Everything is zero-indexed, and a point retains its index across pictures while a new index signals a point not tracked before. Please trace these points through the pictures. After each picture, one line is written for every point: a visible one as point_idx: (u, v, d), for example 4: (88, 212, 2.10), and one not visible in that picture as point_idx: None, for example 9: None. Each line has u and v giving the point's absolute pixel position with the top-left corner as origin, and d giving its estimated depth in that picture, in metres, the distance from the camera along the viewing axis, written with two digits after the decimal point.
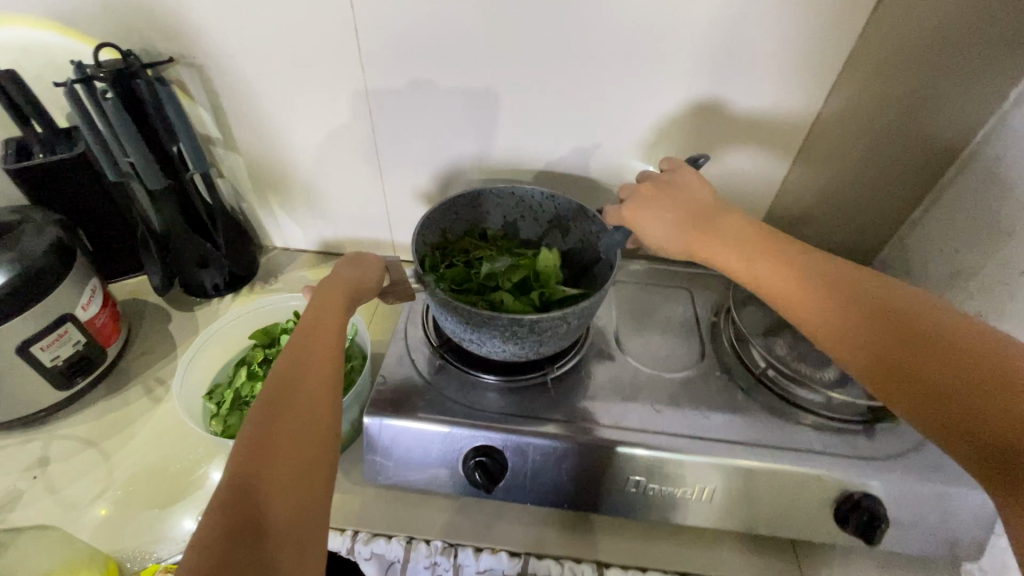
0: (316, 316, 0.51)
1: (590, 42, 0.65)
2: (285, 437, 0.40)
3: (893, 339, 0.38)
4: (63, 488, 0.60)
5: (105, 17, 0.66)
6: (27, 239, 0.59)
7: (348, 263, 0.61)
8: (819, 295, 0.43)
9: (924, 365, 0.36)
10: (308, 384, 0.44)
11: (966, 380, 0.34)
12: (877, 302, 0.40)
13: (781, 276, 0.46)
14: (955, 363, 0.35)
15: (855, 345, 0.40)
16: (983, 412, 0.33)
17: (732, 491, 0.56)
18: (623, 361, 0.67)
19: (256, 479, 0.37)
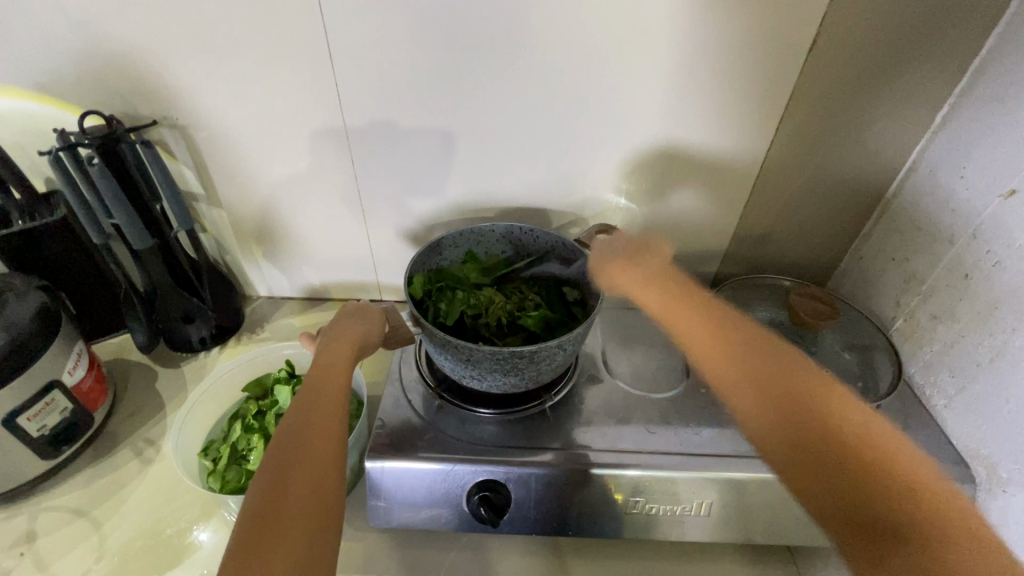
0: (321, 377, 0.52)
1: (550, 87, 0.68)
2: (286, 507, 0.40)
3: (813, 431, 0.44)
4: (52, 562, 0.58)
5: (88, 86, 0.68)
6: (12, 307, 0.59)
7: (349, 313, 0.62)
8: (783, 391, 0.47)
9: (838, 455, 0.43)
10: (302, 470, 0.42)
11: (874, 478, 0.41)
12: (814, 402, 0.46)
13: (729, 358, 0.51)
14: (859, 456, 0.42)
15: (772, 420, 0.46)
16: (881, 490, 0.40)
17: (728, 504, 0.58)
18: (613, 385, 0.69)
19: (258, 549, 0.37)
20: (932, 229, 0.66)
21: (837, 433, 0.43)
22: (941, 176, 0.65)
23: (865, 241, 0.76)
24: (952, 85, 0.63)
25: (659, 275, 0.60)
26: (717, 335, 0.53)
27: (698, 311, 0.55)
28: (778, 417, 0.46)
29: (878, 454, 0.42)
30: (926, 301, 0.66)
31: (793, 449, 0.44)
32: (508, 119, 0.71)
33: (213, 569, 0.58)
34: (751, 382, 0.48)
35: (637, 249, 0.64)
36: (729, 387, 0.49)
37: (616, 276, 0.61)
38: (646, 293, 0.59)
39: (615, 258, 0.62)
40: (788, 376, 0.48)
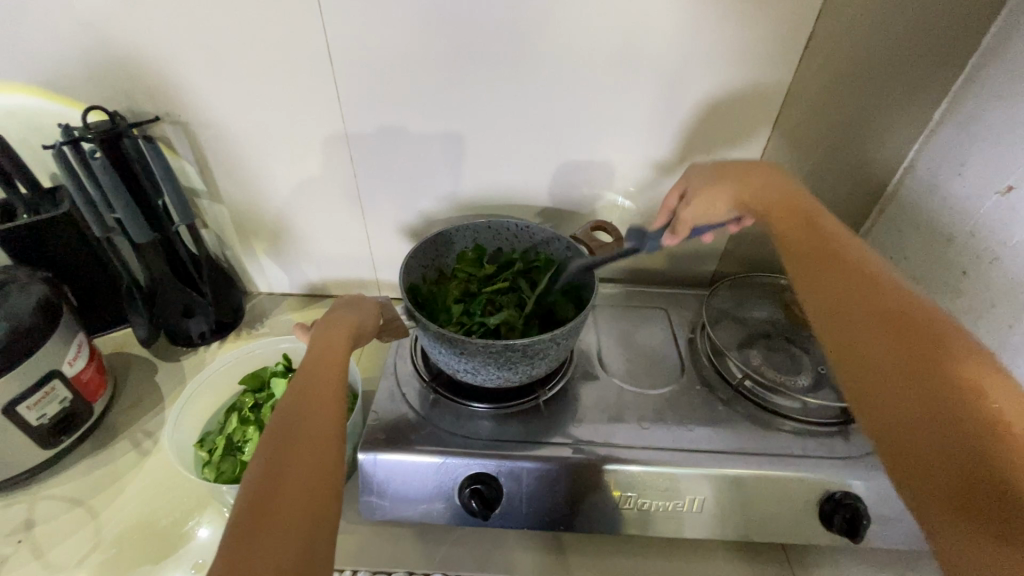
0: (320, 364, 0.53)
1: (546, 84, 0.69)
2: (284, 488, 0.40)
3: (919, 353, 0.37)
4: (48, 550, 0.59)
5: (93, 83, 0.69)
6: (15, 298, 0.60)
7: (344, 305, 0.63)
8: (865, 329, 0.41)
9: (920, 369, 0.37)
10: (304, 443, 0.44)
11: (949, 387, 0.35)
12: (896, 308, 0.41)
13: (828, 297, 0.46)
14: (953, 398, 0.34)
15: (859, 370, 0.40)
16: (981, 437, 0.32)
17: (721, 501, 0.58)
18: (607, 382, 0.69)
19: (262, 512, 0.38)
20: (929, 227, 0.65)
21: (917, 349, 0.38)
22: (937, 173, 0.65)
23: (864, 240, 0.76)
24: (947, 83, 0.63)
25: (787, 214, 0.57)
26: (817, 258, 0.50)
27: (808, 256, 0.51)
28: (862, 343, 0.41)
29: (970, 374, 0.35)
30: (924, 299, 0.66)
31: (880, 374, 0.39)
32: (505, 115, 0.72)
33: (207, 560, 0.58)
34: (837, 298, 0.45)
35: (745, 169, 0.64)
36: (817, 299, 0.47)
37: (729, 196, 0.63)
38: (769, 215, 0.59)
39: (719, 177, 0.65)
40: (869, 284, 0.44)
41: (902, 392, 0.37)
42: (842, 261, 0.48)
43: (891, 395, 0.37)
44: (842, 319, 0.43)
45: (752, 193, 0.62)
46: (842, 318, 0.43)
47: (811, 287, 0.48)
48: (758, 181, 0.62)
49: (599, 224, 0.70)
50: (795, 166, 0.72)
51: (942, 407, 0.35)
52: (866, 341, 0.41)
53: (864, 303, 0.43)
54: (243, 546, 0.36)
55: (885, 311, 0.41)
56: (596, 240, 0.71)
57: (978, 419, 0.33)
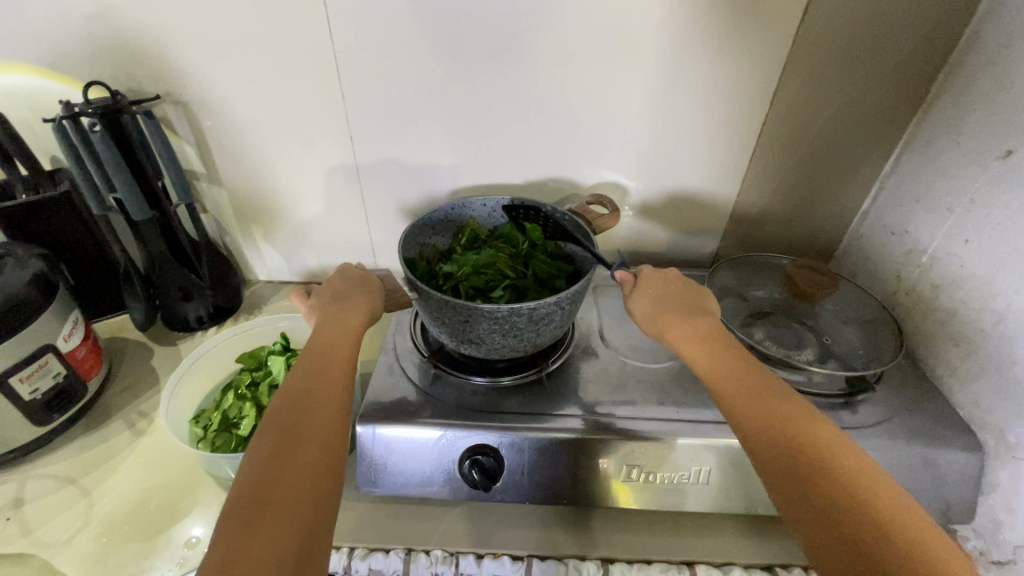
0: (329, 344, 0.51)
1: (545, 61, 0.68)
2: (281, 484, 0.39)
3: (826, 482, 0.41)
4: (38, 527, 0.57)
5: (95, 62, 0.69)
6: (7, 272, 0.58)
7: (350, 280, 0.59)
8: (788, 444, 0.43)
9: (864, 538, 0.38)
10: (307, 432, 0.42)
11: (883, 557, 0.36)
12: (826, 454, 0.42)
13: (747, 408, 0.47)
14: (871, 524, 0.38)
15: (787, 488, 0.42)
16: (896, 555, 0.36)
17: (726, 472, 0.57)
18: (609, 357, 0.68)
19: (261, 505, 0.37)
20: (930, 199, 0.65)
21: (858, 512, 0.39)
22: (937, 144, 0.65)
23: (866, 217, 0.76)
24: (946, 53, 0.63)
25: (698, 331, 0.55)
26: (753, 392, 0.48)
27: (728, 360, 0.51)
28: (802, 494, 0.41)
29: (903, 538, 0.37)
30: (927, 271, 0.65)
31: (809, 496, 0.41)
32: (505, 93, 0.71)
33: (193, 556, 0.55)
34: (778, 443, 0.44)
35: (678, 302, 0.58)
36: (755, 437, 0.45)
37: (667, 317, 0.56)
38: (679, 337, 0.55)
39: (653, 294, 0.59)
40: (808, 432, 0.44)
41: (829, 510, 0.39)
42: (754, 371, 0.50)
43: (821, 513, 0.40)
44: (764, 433, 0.45)
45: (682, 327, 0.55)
46: (767, 431, 0.45)
47: (741, 394, 0.48)
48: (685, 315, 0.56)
49: (595, 198, 0.73)
50: (797, 141, 0.72)
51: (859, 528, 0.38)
52: (790, 459, 0.43)
53: (781, 417, 0.45)
54: (237, 545, 0.35)
55: (802, 426, 0.44)
56: (595, 213, 0.72)
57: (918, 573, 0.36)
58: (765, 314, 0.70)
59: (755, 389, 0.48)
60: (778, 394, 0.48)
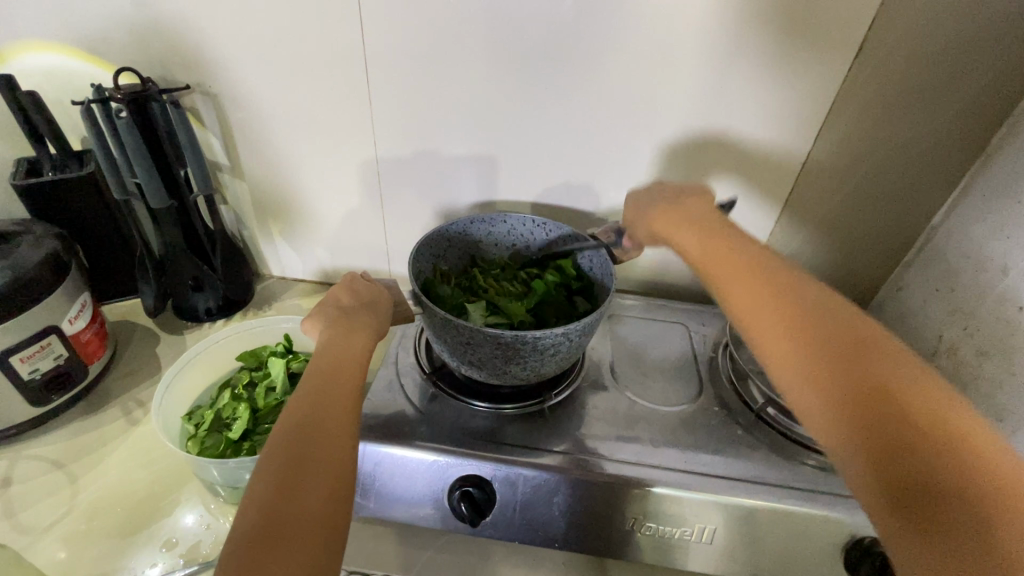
0: (337, 366, 0.49)
1: (579, 79, 0.66)
2: (288, 524, 0.37)
3: (848, 368, 0.36)
4: (21, 511, 0.56)
5: (131, 48, 0.70)
6: (23, 249, 0.59)
7: (356, 296, 0.58)
8: (798, 323, 0.39)
9: (892, 423, 0.33)
10: (316, 464, 0.40)
11: (912, 432, 0.33)
12: (848, 335, 0.38)
13: (745, 291, 0.43)
14: (892, 404, 0.34)
15: (797, 373, 0.38)
16: (918, 439, 0.32)
17: (734, 533, 0.53)
18: (618, 393, 0.65)
19: (268, 548, 0.35)
20: (982, 258, 0.59)
21: (895, 395, 0.34)
22: (992, 196, 0.58)
23: (907, 269, 0.71)
24: (1012, 101, 0.58)
25: (703, 232, 0.52)
26: (760, 280, 0.43)
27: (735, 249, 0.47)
28: (820, 377, 0.37)
29: (939, 417, 0.33)
30: (970, 334, 0.60)
31: (825, 382, 0.37)
32: (534, 109, 0.69)
33: (167, 555, 0.54)
34: (796, 339, 0.39)
35: (665, 203, 0.59)
36: (761, 325, 0.41)
37: (657, 220, 0.58)
38: (687, 235, 0.53)
39: (647, 203, 0.61)
40: (828, 310, 0.40)
41: (837, 395, 0.36)
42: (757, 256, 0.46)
43: (828, 397, 0.36)
44: (773, 317, 0.41)
45: (679, 229, 0.54)
46: (773, 312, 0.41)
47: (743, 280, 0.44)
48: (679, 212, 0.56)
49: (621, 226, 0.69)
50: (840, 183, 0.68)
51: (879, 409, 0.34)
52: (805, 339, 0.39)
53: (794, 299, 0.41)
54: None
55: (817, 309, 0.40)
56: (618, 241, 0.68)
57: (949, 457, 0.31)
58: None
59: (755, 267, 0.45)
60: (776, 275, 0.43)
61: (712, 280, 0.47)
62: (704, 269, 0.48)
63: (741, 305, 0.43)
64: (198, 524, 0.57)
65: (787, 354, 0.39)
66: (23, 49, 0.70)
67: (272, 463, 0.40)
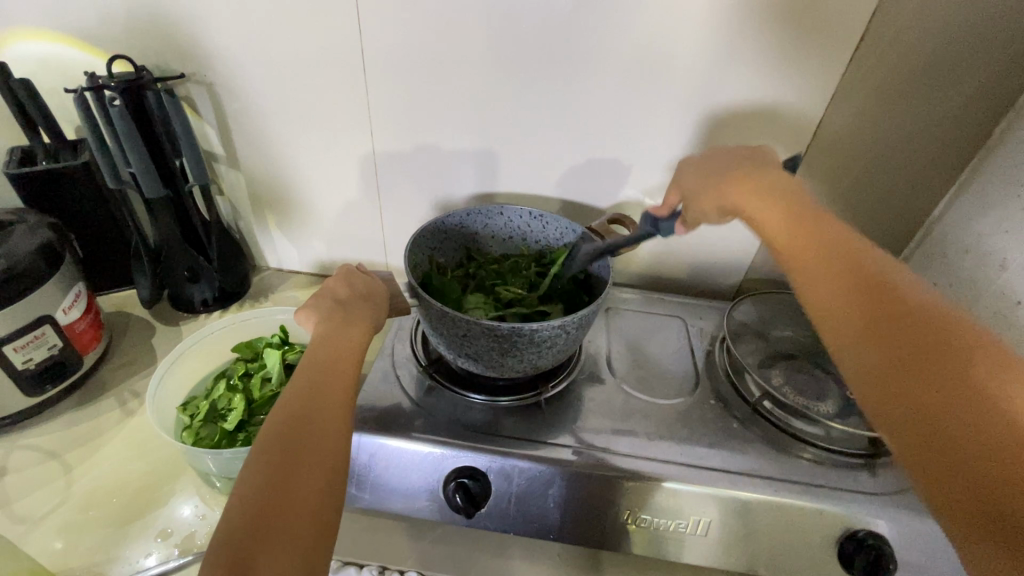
0: (333, 355, 0.49)
1: (577, 69, 0.66)
2: (281, 510, 0.37)
3: (921, 350, 0.31)
4: (15, 500, 0.56)
5: (125, 36, 0.69)
6: (17, 239, 0.58)
7: (353, 287, 0.58)
8: (866, 302, 0.35)
9: (956, 400, 0.29)
10: (311, 451, 0.41)
11: (984, 412, 0.28)
12: (927, 314, 0.33)
13: (811, 269, 0.39)
14: (974, 394, 0.29)
15: (860, 357, 0.34)
16: (1002, 436, 0.27)
17: (728, 526, 0.53)
18: (614, 386, 0.65)
19: (262, 532, 0.36)
20: None
21: (976, 385, 0.29)
22: None
23: None
24: None
25: (776, 193, 0.46)
26: (828, 248, 0.39)
27: (807, 219, 0.42)
28: (885, 363, 0.32)
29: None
30: None
31: (891, 368, 0.32)
32: (532, 100, 0.69)
33: (162, 545, 0.54)
34: (861, 319, 0.35)
35: (746, 167, 0.52)
36: (825, 305, 0.37)
37: (727, 189, 0.50)
38: (757, 198, 0.47)
39: (711, 175, 0.54)
40: (902, 288, 0.35)
41: (905, 382, 0.31)
42: (829, 228, 0.41)
43: (893, 385, 0.32)
44: (836, 297, 0.37)
45: (752, 198, 0.47)
46: (838, 290, 0.37)
47: (809, 258, 0.40)
48: (754, 179, 0.49)
49: (618, 220, 0.69)
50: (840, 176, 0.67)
51: (957, 400, 0.29)
52: (868, 320, 0.34)
53: (860, 277, 0.36)
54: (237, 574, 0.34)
55: (887, 286, 0.35)
56: (615, 234, 0.68)
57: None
58: (788, 355, 0.66)
59: (823, 242, 0.40)
60: (846, 251, 0.39)
61: (784, 256, 0.42)
62: (775, 243, 0.43)
63: (808, 284, 0.39)
64: (195, 516, 0.57)
65: (852, 334, 0.35)
66: (15, 36, 0.69)
67: (266, 449, 0.40)
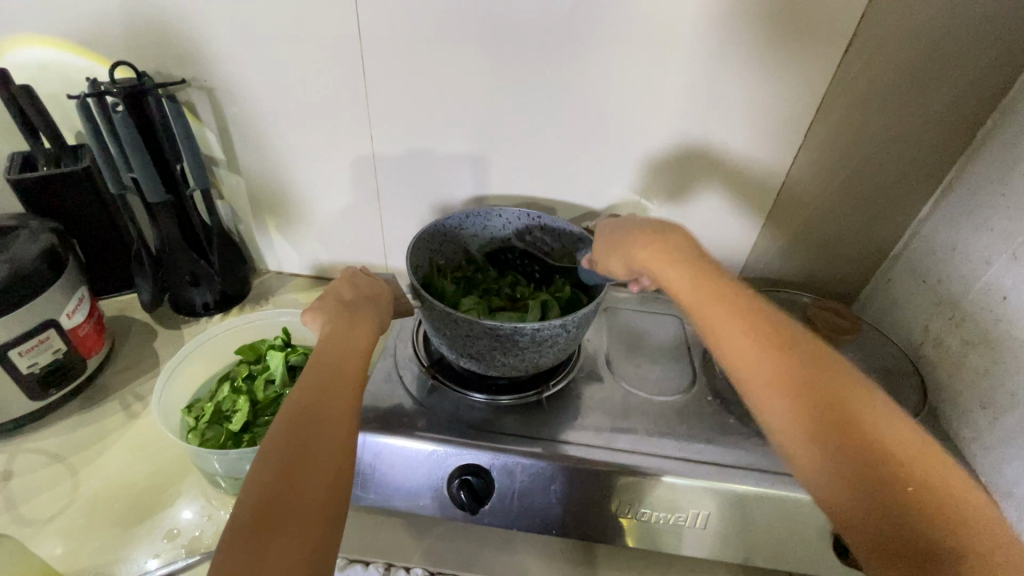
0: (339, 355, 0.50)
1: (574, 73, 0.67)
2: (288, 505, 0.38)
3: (861, 446, 0.37)
4: (22, 503, 0.57)
5: (126, 42, 0.70)
6: (20, 245, 0.59)
7: (357, 288, 0.59)
8: (807, 394, 0.39)
9: (882, 482, 0.35)
10: (317, 448, 0.42)
11: (919, 509, 0.34)
12: (854, 408, 0.38)
13: (748, 347, 0.42)
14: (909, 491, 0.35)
15: (813, 455, 0.38)
16: (933, 528, 0.34)
17: (726, 518, 0.54)
18: (613, 384, 0.66)
19: (269, 525, 0.37)
20: (964, 254, 0.62)
21: (909, 478, 0.35)
22: (977, 193, 0.61)
23: (895, 262, 0.72)
24: (998, 97, 0.59)
25: (690, 257, 0.48)
26: (754, 323, 0.43)
27: (725, 291, 0.45)
28: (837, 459, 0.37)
29: (947, 498, 0.35)
30: (957, 325, 0.61)
31: (844, 466, 0.37)
32: (529, 103, 0.70)
33: (171, 545, 0.54)
34: (807, 415, 0.38)
35: (649, 230, 0.52)
36: (769, 398, 0.40)
37: (635, 252, 0.51)
38: (670, 260, 0.48)
39: (620, 233, 0.55)
40: (831, 376, 0.40)
41: (855, 479, 0.36)
42: (747, 301, 0.44)
43: (846, 479, 0.36)
44: (774, 382, 0.40)
45: (659, 260, 0.49)
46: (785, 374, 0.40)
47: (740, 332, 0.42)
48: (663, 242, 0.50)
49: None
50: (830, 177, 0.69)
51: (897, 494, 0.35)
52: (816, 415, 0.38)
53: (795, 362, 0.40)
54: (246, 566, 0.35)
55: (819, 374, 0.40)
56: None
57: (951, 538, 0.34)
58: None
59: (753, 317, 0.43)
60: (776, 329, 0.42)
61: (704, 323, 0.45)
62: (694, 307, 0.45)
63: (741, 362, 0.42)
64: (195, 520, 0.57)
65: (804, 430, 0.38)
66: (16, 42, 0.70)
67: (274, 446, 0.41)
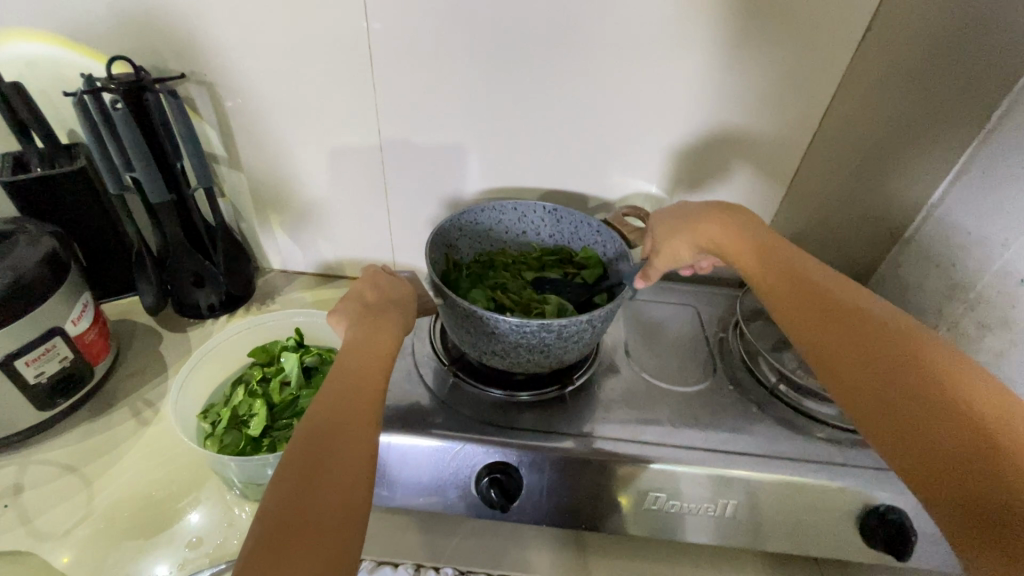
0: (361, 355, 0.49)
1: (587, 61, 0.66)
2: (312, 500, 0.38)
3: (899, 366, 0.37)
4: (36, 517, 0.55)
5: (120, 35, 0.67)
6: (20, 250, 0.57)
7: (377, 289, 0.58)
8: (844, 327, 0.41)
9: (939, 417, 0.34)
10: (340, 446, 0.41)
11: (961, 424, 0.33)
12: (895, 337, 0.39)
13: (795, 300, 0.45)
14: (951, 406, 0.34)
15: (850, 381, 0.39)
16: (970, 438, 0.33)
17: (754, 507, 0.54)
18: (633, 375, 0.66)
19: (294, 520, 0.36)
20: None
21: (947, 393, 0.35)
22: None
23: None
24: None
25: (756, 233, 0.52)
26: (800, 282, 0.46)
27: (778, 258, 0.49)
28: (872, 383, 0.38)
29: (995, 413, 0.33)
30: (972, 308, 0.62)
31: (877, 386, 0.37)
32: (541, 93, 0.68)
33: (194, 554, 0.53)
34: (844, 346, 0.40)
35: (717, 210, 0.56)
36: (811, 335, 0.43)
37: (697, 233, 0.55)
38: (730, 239, 0.53)
39: (682, 216, 0.58)
40: (871, 313, 0.41)
41: (891, 398, 0.36)
42: (798, 265, 0.47)
43: (882, 399, 0.37)
44: (817, 322, 0.43)
45: (725, 238, 0.53)
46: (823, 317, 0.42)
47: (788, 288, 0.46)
48: (727, 221, 0.54)
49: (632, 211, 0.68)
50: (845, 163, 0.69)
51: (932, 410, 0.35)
52: (852, 346, 0.40)
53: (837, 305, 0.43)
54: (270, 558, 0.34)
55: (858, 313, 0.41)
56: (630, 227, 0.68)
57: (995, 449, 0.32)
58: None
59: (802, 277, 0.46)
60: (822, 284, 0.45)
61: (762, 285, 0.49)
62: (758, 279, 0.49)
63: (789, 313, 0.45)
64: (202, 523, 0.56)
65: (842, 361, 0.40)
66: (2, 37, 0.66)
67: (299, 443, 0.41)
